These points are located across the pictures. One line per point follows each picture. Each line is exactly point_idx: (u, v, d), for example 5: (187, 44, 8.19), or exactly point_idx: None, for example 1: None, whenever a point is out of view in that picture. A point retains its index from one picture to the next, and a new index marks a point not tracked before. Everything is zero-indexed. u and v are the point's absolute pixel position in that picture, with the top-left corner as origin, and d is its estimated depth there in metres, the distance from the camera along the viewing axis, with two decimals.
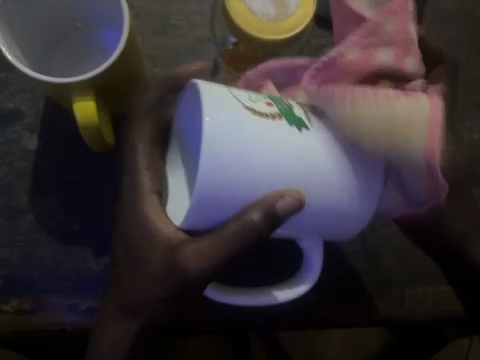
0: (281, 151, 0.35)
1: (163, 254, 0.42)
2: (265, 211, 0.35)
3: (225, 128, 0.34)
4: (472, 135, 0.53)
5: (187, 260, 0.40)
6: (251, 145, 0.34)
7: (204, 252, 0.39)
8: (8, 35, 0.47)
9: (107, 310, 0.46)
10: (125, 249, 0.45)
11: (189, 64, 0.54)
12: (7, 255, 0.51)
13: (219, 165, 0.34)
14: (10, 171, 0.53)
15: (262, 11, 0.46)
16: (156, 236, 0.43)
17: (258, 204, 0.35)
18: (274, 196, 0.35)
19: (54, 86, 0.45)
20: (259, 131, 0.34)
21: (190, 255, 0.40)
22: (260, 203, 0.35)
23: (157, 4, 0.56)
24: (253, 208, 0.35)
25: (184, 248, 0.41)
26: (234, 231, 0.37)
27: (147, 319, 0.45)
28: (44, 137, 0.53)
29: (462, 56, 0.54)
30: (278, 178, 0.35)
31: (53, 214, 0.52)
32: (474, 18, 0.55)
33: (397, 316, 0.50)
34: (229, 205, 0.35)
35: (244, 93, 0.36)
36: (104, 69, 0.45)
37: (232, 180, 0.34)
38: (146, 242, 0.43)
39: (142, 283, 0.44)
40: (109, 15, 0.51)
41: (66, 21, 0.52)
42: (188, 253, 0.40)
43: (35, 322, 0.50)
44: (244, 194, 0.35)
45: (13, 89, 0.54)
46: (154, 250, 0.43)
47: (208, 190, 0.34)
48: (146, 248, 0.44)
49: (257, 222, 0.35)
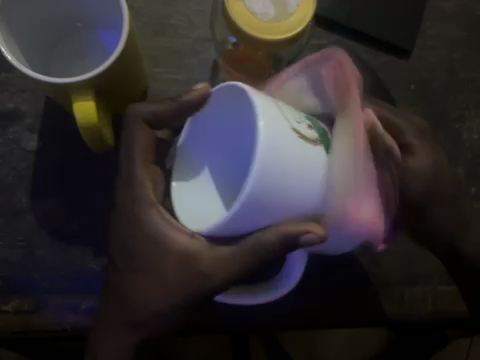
0: (315, 177, 0.35)
1: (179, 263, 0.41)
2: (285, 236, 0.36)
3: (280, 141, 0.33)
4: (472, 135, 0.53)
5: (207, 269, 0.40)
6: (295, 171, 0.34)
7: (229, 264, 0.40)
8: (8, 35, 0.47)
9: (103, 314, 0.45)
10: (125, 261, 0.43)
11: (189, 64, 0.55)
12: (7, 255, 0.51)
13: (268, 183, 0.33)
14: (11, 172, 0.53)
15: (262, 10, 0.47)
16: (170, 245, 0.41)
17: (280, 227, 0.36)
18: (300, 229, 0.36)
19: (55, 86, 0.45)
20: (305, 156, 0.35)
21: (212, 266, 0.40)
22: (283, 226, 0.36)
23: (157, 4, 0.55)
24: (276, 231, 0.37)
25: (203, 258, 0.40)
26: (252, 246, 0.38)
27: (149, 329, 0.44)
28: (44, 137, 0.53)
29: (462, 57, 0.54)
30: (305, 205, 0.36)
31: (53, 214, 0.52)
32: (475, 18, 0.55)
33: (397, 317, 0.50)
34: (257, 223, 0.36)
35: (290, 112, 0.36)
36: (104, 69, 0.45)
37: (271, 206, 0.35)
38: (157, 250, 0.41)
39: (145, 289, 0.42)
40: (109, 16, 0.51)
41: (66, 21, 0.52)
42: (208, 261, 0.40)
43: (36, 322, 0.50)
44: (281, 213, 0.36)
45: (13, 89, 0.54)
46: (165, 259, 0.41)
47: (253, 203, 0.33)
48: (153, 263, 0.42)
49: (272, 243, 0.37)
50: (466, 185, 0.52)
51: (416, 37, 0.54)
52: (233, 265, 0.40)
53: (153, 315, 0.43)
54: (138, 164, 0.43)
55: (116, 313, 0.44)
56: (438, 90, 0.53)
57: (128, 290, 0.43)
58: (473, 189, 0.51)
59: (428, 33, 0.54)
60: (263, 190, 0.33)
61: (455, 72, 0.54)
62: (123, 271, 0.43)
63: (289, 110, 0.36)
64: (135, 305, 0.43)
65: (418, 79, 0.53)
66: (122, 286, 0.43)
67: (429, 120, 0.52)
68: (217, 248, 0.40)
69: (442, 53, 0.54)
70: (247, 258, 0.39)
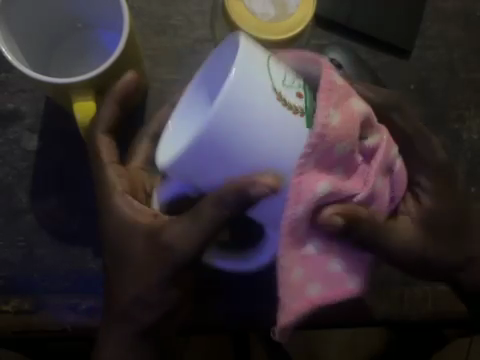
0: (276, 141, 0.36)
1: (145, 235, 0.43)
2: (236, 191, 0.36)
3: (246, 93, 0.34)
4: (472, 135, 0.53)
5: (170, 239, 0.41)
6: (261, 114, 0.35)
7: (189, 235, 0.41)
8: (8, 34, 0.47)
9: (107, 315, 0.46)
10: (111, 257, 0.45)
11: (189, 64, 0.54)
12: (7, 255, 0.51)
13: (222, 124, 0.34)
14: (11, 171, 0.53)
15: (262, 11, 0.47)
16: (135, 220, 0.44)
17: (235, 179, 0.37)
18: (252, 179, 0.36)
19: (55, 86, 0.45)
20: (274, 115, 0.36)
21: (173, 236, 0.41)
22: (238, 178, 0.37)
23: (157, 4, 0.56)
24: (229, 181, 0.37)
25: (168, 227, 0.42)
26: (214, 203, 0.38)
27: (153, 318, 0.45)
28: (44, 137, 0.53)
29: (462, 57, 0.54)
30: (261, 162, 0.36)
31: (53, 214, 0.52)
32: (474, 18, 0.55)
33: (396, 317, 0.50)
34: (212, 170, 0.36)
35: (281, 73, 0.37)
36: (104, 69, 0.45)
37: (226, 149, 0.35)
38: (126, 230, 0.44)
39: (135, 278, 0.43)
40: (109, 16, 0.51)
41: (66, 21, 0.52)
42: (171, 232, 0.41)
43: (36, 321, 0.50)
44: (235, 163, 0.36)
45: (13, 89, 0.54)
46: (138, 237, 0.43)
47: (202, 143, 0.35)
48: (126, 241, 0.44)
49: (229, 198, 0.37)
50: (466, 185, 0.51)
51: (416, 37, 0.54)
52: (195, 232, 0.40)
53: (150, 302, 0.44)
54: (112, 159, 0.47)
55: (118, 309, 0.45)
56: (437, 89, 0.53)
57: (122, 283, 0.44)
58: (472, 189, 0.51)
59: (428, 33, 0.54)
60: (220, 122, 0.34)
61: (455, 72, 0.54)
62: (116, 269, 0.44)
63: (283, 71, 0.37)
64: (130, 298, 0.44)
65: (418, 79, 0.53)
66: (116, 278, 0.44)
67: (429, 120, 0.53)
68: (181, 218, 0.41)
69: (442, 53, 0.54)
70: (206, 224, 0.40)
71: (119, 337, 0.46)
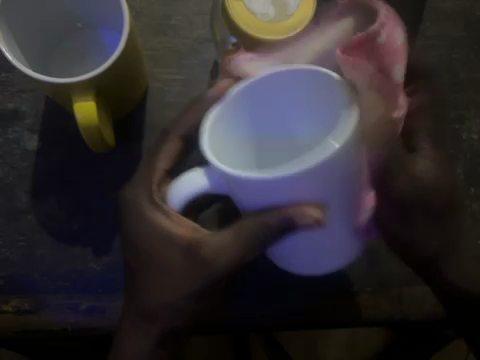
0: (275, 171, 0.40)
1: (182, 252, 0.43)
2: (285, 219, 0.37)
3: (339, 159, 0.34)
4: (472, 136, 0.52)
5: (208, 255, 0.42)
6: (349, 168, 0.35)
7: (228, 251, 0.41)
8: (8, 35, 0.47)
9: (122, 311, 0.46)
10: (133, 256, 0.45)
11: (189, 64, 0.54)
12: (7, 255, 0.51)
13: (310, 177, 0.34)
14: (11, 171, 0.53)
15: (262, 11, 0.47)
16: (170, 236, 0.43)
17: (285, 208, 0.36)
18: (304, 210, 0.36)
19: (55, 86, 0.45)
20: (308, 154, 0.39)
21: (211, 253, 0.42)
22: (288, 208, 0.36)
23: (157, 4, 0.56)
24: (284, 211, 0.36)
25: (205, 246, 0.42)
26: (257, 223, 0.38)
27: (169, 322, 0.45)
28: (44, 137, 0.53)
29: (462, 57, 0.54)
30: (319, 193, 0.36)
31: (52, 214, 0.52)
32: (474, 18, 0.55)
33: (396, 317, 0.49)
34: (268, 198, 0.36)
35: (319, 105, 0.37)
36: (104, 69, 0.45)
37: (296, 189, 0.35)
38: (161, 244, 0.44)
39: (160, 285, 0.44)
40: (109, 15, 0.51)
41: (67, 21, 0.52)
42: (209, 249, 0.42)
43: (36, 321, 0.50)
44: (290, 196, 0.36)
45: (14, 89, 0.54)
46: (170, 250, 0.43)
47: (277, 185, 0.34)
48: (162, 251, 0.44)
49: (275, 223, 0.37)
50: (465, 186, 0.51)
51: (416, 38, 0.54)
52: (234, 248, 0.41)
53: (165, 307, 0.44)
54: (151, 166, 0.46)
55: (134, 306, 0.45)
56: None
57: (142, 281, 0.45)
58: (472, 189, 0.51)
59: (428, 34, 0.54)
60: (324, 172, 0.34)
61: (455, 72, 0.54)
62: (136, 270, 0.45)
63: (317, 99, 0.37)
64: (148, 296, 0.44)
65: None
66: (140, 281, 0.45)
67: None
68: (220, 233, 0.42)
69: (441, 53, 0.54)
70: (244, 244, 0.41)
71: (138, 337, 0.45)
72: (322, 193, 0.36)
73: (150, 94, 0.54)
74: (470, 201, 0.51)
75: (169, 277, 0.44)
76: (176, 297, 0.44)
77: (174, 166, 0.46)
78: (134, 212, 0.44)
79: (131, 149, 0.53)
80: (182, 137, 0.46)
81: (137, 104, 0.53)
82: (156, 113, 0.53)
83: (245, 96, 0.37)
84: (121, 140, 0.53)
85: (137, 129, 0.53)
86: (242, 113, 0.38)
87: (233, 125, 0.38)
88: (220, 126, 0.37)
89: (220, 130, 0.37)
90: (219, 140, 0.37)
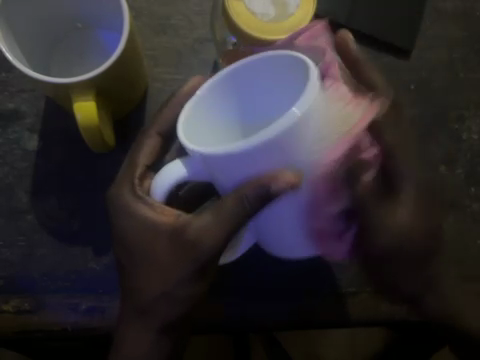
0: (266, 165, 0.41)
1: (165, 237, 0.43)
2: (258, 189, 0.36)
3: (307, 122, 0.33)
4: (472, 136, 0.52)
5: (191, 235, 0.41)
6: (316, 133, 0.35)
7: (210, 229, 0.40)
8: (8, 35, 0.47)
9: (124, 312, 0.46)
10: (127, 256, 0.45)
11: (189, 64, 0.54)
12: (7, 255, 0.51)
13: (277, 139, 0.33)
14: (11, 171, 0.53)
15: (262, 11, 0.47)
16: (152, 225, 0.43)
17: (258, 178, 0.36)
18: (280, 174, 0.35)
19: (55, 86, 0.45)
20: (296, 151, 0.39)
21: (194, 233, 0.41)
22: (262, 177, 0.36)
23: (157, 4, 0.56)
24: (256, 181, 0.36)
25: (187, 227, 0.42)
26: (236, 201, 0.38)
27: (166, 312, 0.45)
28: (44, 137, 0.53)
29: (462, 57, 0.54)
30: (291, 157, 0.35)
31: (53, 214, 0.52)
32: (474, 18, 0.55)
33: (397, 317, 0.49)
34: (242, 169, 0.35)
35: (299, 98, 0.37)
36: (104, 69, 0.45)
37: (264, 159, 0.34)
38: (143, 232, 0.43)
39: (150, 273, 0.44)
40: (110, 15, 0.51)
41: (67, 21, 0.52)
42: (192, 231, 0.41)
43: (35, 321, 0.50)
44: (263, 163, 0.35)
45: (13, 89, 0.54)
46: (154, 238, 0.43)
47: (248, 152, 0.34)
48: (148, 240, 0.43)
49: (252, 196, 0.36)
50: (465, 185, 0.51)
51: (416, 37, 0.54)
52: (217, 228, 0.40)
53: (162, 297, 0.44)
54: (132, 164, 0.46)
55: (134, 304, 0.45)
56: (437, 90, 0.53)
57: (138, 276, 0.44)
58: (472, 189, 0.51)
59: (428, 33, 0.54)
60: (290, 135, 0.33)
61: (455, 72, 0.54)
62: (129, 267, 0.45)
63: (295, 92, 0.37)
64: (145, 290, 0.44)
65: (418, 79, 0.53)
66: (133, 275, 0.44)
67: (428, 120, 0.53)
68: (202, 214, 0.41)
69: (441, 53, 0.54)
70: (227, 222, 0.39)
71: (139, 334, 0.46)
72: (289, 157, 0.35)
73: (150, 94, 0.54)
74: (470, 201, 0.51)
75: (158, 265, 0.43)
76: (170, 286, 0.43)
77: (155, 160, 0.47)
78: (119, 206, 0.44)
79: (130, 149, 0.53)
80: (161, 134, 0.47)
81: (137, 104, 0.53)
82: (156, 113, 0.53)
83: (222, 83, 0.37)
84: (120, 139, 0.53)
85: (136, 128, 0.53)
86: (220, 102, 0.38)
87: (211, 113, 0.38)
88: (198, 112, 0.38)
89: (197, 116, 0.38)
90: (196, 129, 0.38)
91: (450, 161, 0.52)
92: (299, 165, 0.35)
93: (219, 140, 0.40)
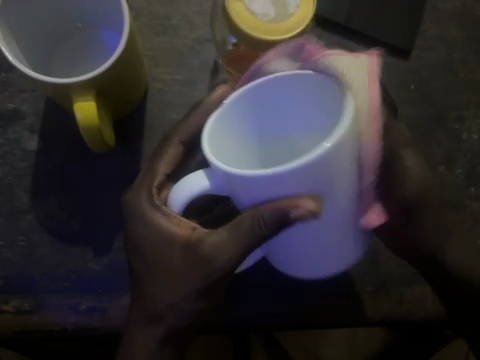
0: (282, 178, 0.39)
1: (181, 249, 0.43)
2: (280, 213, 0.35)
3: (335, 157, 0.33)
4: (472, 136, 0.52)
5: (207, 251, 0.41)
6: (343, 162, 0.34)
7: (227, 246, 0.40)
8: (8, 35, 0.47)
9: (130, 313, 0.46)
10: (138, 259, 0.45)
11: (189, 64, 0.54)
12: (7, 255, 0.51)
13: (305, 168, 0.33)
14: (11, 171, 0.53)
15: (262, 11, 0.47)
16: (168, 236, 0.43)
17: (279, 200, 0.35)
18: (297, 201, 0.35)
19: (55, 87, 0.45)
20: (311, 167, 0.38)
21: (211, 249, 0.41)
22: (281, 200, 0.35)
23: (157, 4, 0.56)
24: (274, 203, 0.35)
25: (204, 242, 0.41)
26: (254, 219, 0.37)
27: (174, 321, 0.45)
28: (45, 137, 0.53)
29: (462, 56, 0.54)
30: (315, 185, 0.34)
31: (53, 214, 0.52)
32: (474, 18, 0.55)
33: (397, 316, 0.49)
34: (264, 191, 0.35)
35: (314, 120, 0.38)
36: (104, 69, 0.45)
37: (287, 185, 0.34)
38: (159, 243, 0.43)
39: (162, 280, 0.44)
40: (109, 15, 0.51)
41: (67, 21, 0.52)
42: (208, 245, 0.41)
43: (36, 321, 0.50)
44: (284, 188, 0.34)
45: (13, 89, 0.54)
46: (169, 249, 0.43)
47: (273, 175, 0.33)
48: (163, 250, 0.43)
49: (271, 219, 0.36)
50: (465, 186, 0.51)
51: (416, 37, 0.54)
52: (233, 245, 0.40)
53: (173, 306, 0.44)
54: (151, 171, 0.46)
55: (143, 307, 0.46)
56: (437, 90, 0.53)
57: (147, 282, 0.45)
58: (472, 189, 0.51)
59: (428, 33, 0.54)
60: (321, 165, 0.33)
61: (454, 72, 0.54)
62: (140, 272, 0.45)
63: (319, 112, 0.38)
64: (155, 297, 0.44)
65: (417, 79, 0.53)
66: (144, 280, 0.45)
67: (428, 120, 0.53)
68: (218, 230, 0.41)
69: (441, 53, 0.54)
70: (241, 239, 0.39)
71: (146, 338, 0.46)
72: (317, 186, 0.34)
73: (150, 95, 0.54)
74: (470, 201, 0.51)
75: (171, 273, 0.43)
76: (180, 297, 0.43)
77: (175, 170, 0.47)
78: (135, 211, 0.45)
79: (130, 149, 0.53)
80: (183, 142, 0.46)
81: (137, 104, 0.53)
82: (157, 113, 0.53)
83: (248, 99, 0.37)
84: (120, 139, 0.53)
85: (136, 128, 0.53)
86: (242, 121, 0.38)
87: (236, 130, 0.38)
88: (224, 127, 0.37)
89: (217, 133, 0.36)
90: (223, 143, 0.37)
91: (450, 161, 0.52)
92: (322, 194, 0.35)
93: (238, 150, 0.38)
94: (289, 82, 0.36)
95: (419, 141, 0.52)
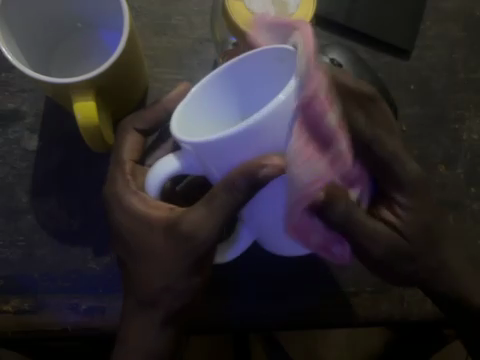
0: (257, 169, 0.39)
1: (164, 232, 0.42)
2: (248, 174, 0.35)
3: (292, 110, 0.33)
4: (472, 136, 0.52)
5: (186, 228, 0.41)
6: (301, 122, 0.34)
7: (203, 221, 0.40)
8: (8, 35, 0.47)
9: (127, 304, 0.45)
10: (123, 249, 0.45)
11: (189, 64, 0.54)
12: (7, 255, 0.51)
13: (267, 122, 0.33)
14: (11, 171, 0.53)
15: (263, 11, 0.47)
16: (145, 218, 0.43)
17: (248, 165, 0.35)
18: (264, 162, 0.35)
19: (55, 86, 0.45)
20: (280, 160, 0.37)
21: (189, 224, 0.41)
22: (252, 164, 0.35)
23: (157, 4, 0.56)
24: (244, 169, 0.35)
25: (182, 219, 0.41)
26: (230, 189, 0.37)
27: (170, 305, 0.44)
28: (44, 137, 0.53)
29: (462, 56, 0.54)
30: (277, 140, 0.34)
31: (53, 214, 0.52)
32: (474, 18, 0.55)
33: (396, 316, 0.49)
34: (237, 153, 0.35)
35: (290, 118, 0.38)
36: (104, 69, 0.45)
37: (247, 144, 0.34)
38: (138, 229, 0.44)
39: (148, 263, 0.43)
40: (110, 15, 0.51)
41: (67, 21, 0.52)
42: (187, 222, 0.41)
43: (35, 321, 0.50)
44: (249, 147, 0.34)
45: (14, 89, 0.54)
46: (150, 233, 0.43)
47: (237, 136, 0.33)
48: (142, 233, 0.43)
49: (244, 183, 0.36)
50: (466, 186, 0.51)
51: (416, 38, 0.54)
52: (209, 220, 0.40)
53: (167, 289, 0.43)
54: (118, 160, 0.47)
55: (134, 295, 0.45)
56: (437, 90, 0.53)
57: (142, 272, 0.44)
58: (472, 189, 0.51)
59: (428, 33, 0.54)
60: (279, 116, 0.33)
61: (455, 72, 0.54)
62: (129, 263, 0.45)
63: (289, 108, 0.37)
64: (147, 282, 0.44)
65: (418, 79, 0.53)
66: (138, 270, 0.44)
67: (429, 120, 0.52)
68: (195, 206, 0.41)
69: (441, 53, 0.54)
70: (218, 212, 0.39)
71: (140, 326, 0.45)
72: (280, 141, 0.35)
73: (150, 95, 0.54)
74: (470, 201, 0.51)
75: (154, 256, 0.43)
76: (169, 278, 0.43)
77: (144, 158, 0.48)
78: (116, 198, 0.45)
79: None
80: (140, 132, 0.49)
81: (137, 104, 0.53)
82: None
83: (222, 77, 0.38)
84: None
85: None
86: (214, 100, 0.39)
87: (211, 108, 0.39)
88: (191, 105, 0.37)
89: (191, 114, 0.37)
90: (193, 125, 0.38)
91: (450, 161, 0.52)
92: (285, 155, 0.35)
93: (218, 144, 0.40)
94: (256, 64, 0.37)
95: (419, 141, 0.52)
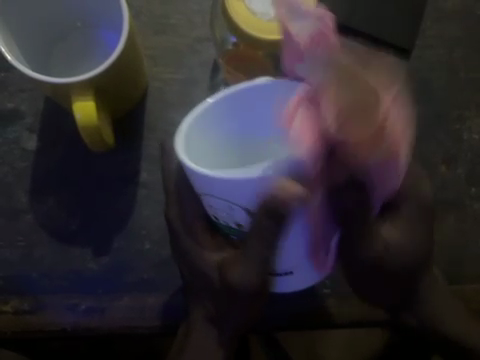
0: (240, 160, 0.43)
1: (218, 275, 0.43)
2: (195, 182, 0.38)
3: (239, 189, 0.36)
4: (472, 135, 0.52)
5: (234, 280, 0.41)
6: (248, 194, 0.36)
7: (245, 278, 0.41)
8: (7, 34, 0.47)
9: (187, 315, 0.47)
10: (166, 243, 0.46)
11: (190, 64, 0.54)
12: (7, 255, 0.51)
13: (221, 184, 0.36)
14: (10, 171, 0.53)
15: (262, 10, 0.46)
16: (201, 263, 0.44)
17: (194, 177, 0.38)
18: (199, 181, 0.37)
19: (55, 86, 0.45)
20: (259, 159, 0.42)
21: (237, 275, 0.41)
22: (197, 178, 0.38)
23: (157, 4, 0.56)
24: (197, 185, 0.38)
25: (231, 274, 0.41)
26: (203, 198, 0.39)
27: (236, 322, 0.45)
28: (44, 137, 0.53)
29: (461, 56, 0.54)
30: (227, 192, 0.36)
31: (52, 214, 0.52)
32: (475, 17, 0.55)
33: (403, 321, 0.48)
34: (204, 185, 0.37)
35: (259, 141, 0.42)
36: (103, 69, 0.45)
37: (225, 193, 0.36)
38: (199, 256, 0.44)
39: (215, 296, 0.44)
40: (109, 13, 0.51)
41: (66, 20, 0.52)
42: (234, 274, 0.41)
43: (36, 321, 0.50)
44: (205, 186, 0.37)
45: (13, 89, 0.55)
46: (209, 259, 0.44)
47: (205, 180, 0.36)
48: (199, 256, 0.44)
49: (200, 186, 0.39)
50: (466, 185, 0.51)
51: (416, 37, 0.54)
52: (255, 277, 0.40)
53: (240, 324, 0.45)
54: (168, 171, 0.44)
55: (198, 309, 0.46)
56: (436, 89, 0.53)
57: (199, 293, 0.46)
58: (472, 189, 0.51)
59: (428, 32, 0.54)
60: (231, 186, 0.35)
61: (455, 71, 0.53)
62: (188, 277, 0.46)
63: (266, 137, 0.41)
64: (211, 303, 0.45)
65: (418, 79, 0.53)
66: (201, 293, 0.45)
67: (429, 120, 0.52)
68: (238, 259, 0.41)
69: (441, 53, 0.54)
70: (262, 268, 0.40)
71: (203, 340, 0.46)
72: (232, 198, 0.37)
73: (150, 94, 0.54)
74: (471, 201, 0.50)
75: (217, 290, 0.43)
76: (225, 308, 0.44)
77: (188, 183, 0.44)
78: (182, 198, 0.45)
79: (131, 150, 0.52)
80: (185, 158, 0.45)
81: (136, 104, 0.53)
82: (156, 112, 0.53)
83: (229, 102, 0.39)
84: (121, 140, 0.53)
85: (136, 128, 0.53)
86: (227, 116, 0.39)
87: (214, 120, 0.39)
88: (200, 121, 0.38)
89: (202, 125, 0.39)
90: (193, 139, 0.38)
91: (451, 160, 0.51)
92: (214, 199, 0.38)
93: (210, 157, 0.41)
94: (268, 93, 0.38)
95: (421, 140, 0.52)
